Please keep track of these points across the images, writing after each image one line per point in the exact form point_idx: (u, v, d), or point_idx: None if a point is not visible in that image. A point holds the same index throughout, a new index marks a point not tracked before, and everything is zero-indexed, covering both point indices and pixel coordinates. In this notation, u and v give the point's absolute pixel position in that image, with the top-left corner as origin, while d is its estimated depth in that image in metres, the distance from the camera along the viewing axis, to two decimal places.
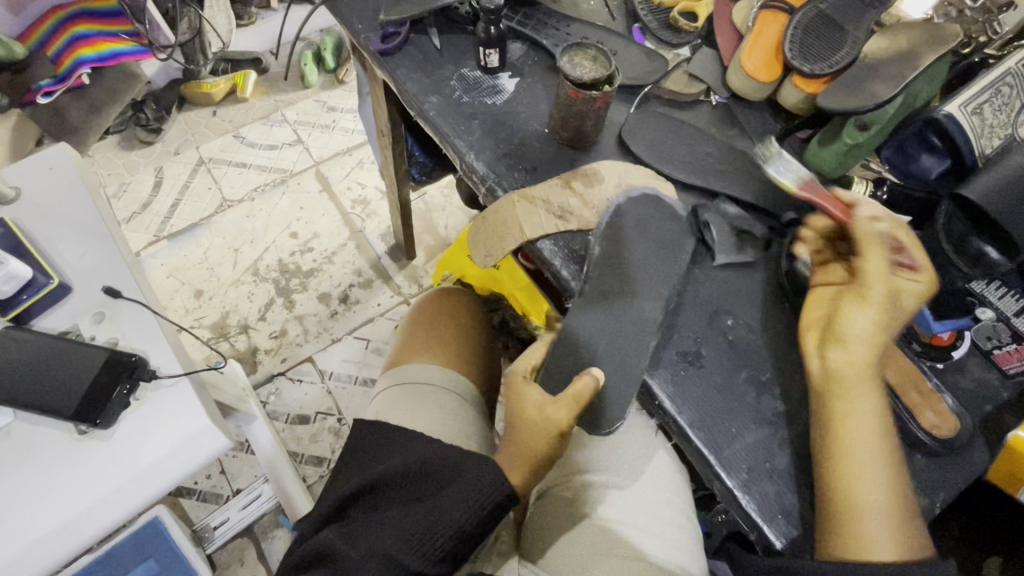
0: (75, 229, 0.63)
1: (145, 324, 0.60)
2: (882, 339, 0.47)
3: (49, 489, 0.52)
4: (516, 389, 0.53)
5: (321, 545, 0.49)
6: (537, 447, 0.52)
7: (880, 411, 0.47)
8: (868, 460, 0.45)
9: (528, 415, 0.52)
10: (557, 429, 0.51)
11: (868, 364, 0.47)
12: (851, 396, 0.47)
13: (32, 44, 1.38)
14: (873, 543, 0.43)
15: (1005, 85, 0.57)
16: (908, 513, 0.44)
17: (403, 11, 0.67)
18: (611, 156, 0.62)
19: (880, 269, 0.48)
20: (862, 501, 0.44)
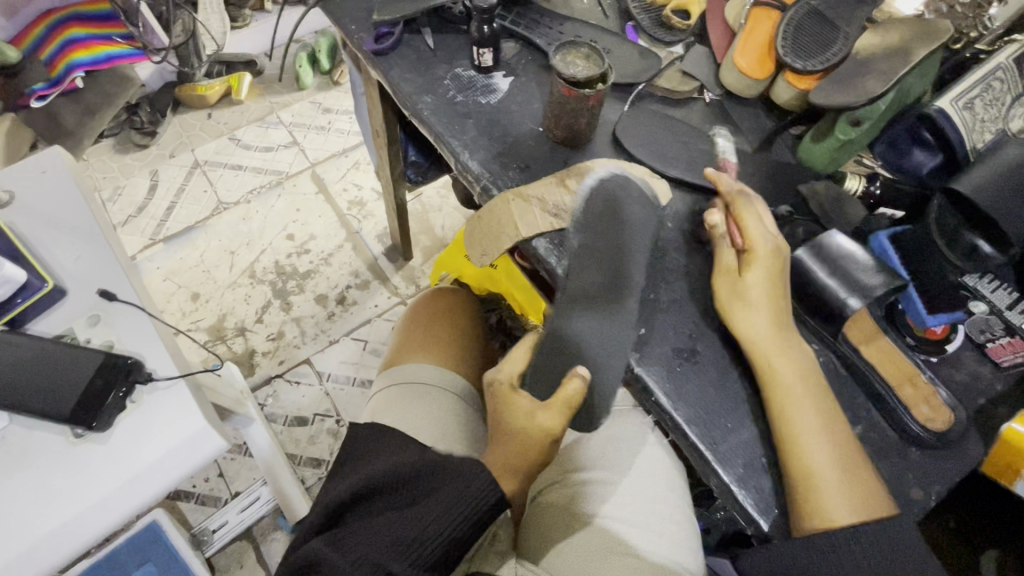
0: (70, 232, 0.62)
1: (141, 326, 0.60)
2: (745, 318, 0.49)
3: (44, 494, 0.52)
4: (505, 398, 0.53)
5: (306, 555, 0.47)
6: (529, 453, 0.52)
7: (811, 379, 0.48)
8: (808, 426, 0.46)
9: (519, 421, 0.52)
10: (550, 434, 0.51)
11: (771, 341, 0.49)
12: (777, 363, 0.48)
13: (25, 48, 1.35)
14: (831, 510, 0.44)
15: (996, 80, 0.58)
16: (862, 476, 0.45)
17: (396, 11, 0.67)
18: (605, 154, 0.62)
19: (718, 266, 0.53)
20: (813, 468, 0.45)
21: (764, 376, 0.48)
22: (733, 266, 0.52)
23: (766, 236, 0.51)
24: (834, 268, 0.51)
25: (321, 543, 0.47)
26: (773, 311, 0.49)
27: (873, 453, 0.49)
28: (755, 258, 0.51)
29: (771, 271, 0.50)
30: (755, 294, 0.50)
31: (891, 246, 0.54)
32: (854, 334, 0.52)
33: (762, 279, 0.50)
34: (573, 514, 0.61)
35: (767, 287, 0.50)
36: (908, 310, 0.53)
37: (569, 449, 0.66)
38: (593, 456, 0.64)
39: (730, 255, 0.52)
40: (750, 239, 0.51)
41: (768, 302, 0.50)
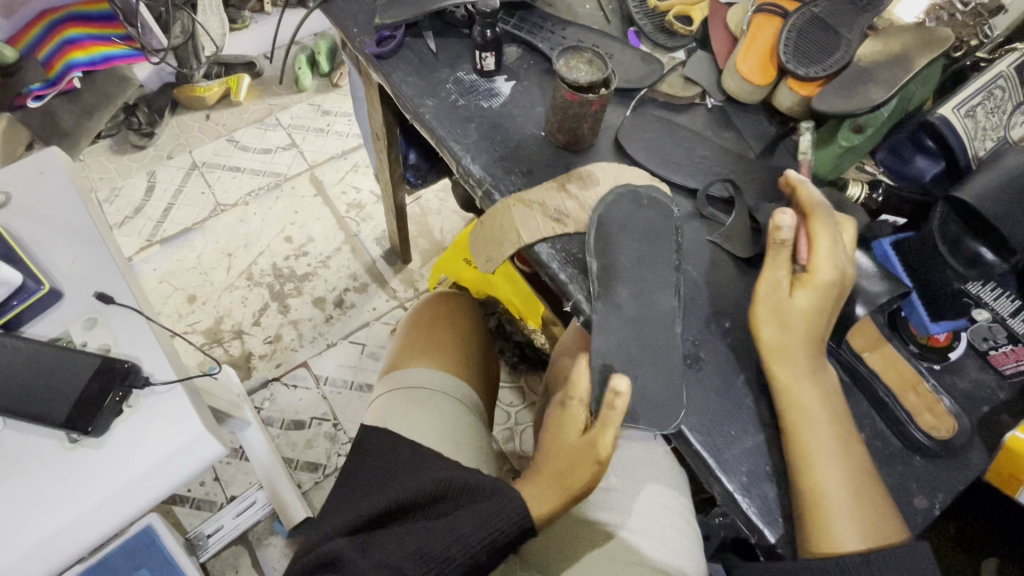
0: (67, 235, 0.62)
1: (138, 330, 0.59)
2: (775, 341, 0.48)
3: (39, 501, 0.51)
4: (563, 414, 0.51)
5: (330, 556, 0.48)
6: (577, 472, 0.50)
7: (830, 405, 0.47)
8: (823, 450, 0.46)
9: (563, 442, 0.51)
10: (596, 457, 0.49)
11: (802, 356, 0.48)
12: (796, 390, 0.47)
13: (21, 48, 1.33)
14: (836, 533, 0.44)
15: (998, 89, 0.57)
16: (874, 503, 0.45)
17: (398, 14, 0.67)
18: (607, 159, 0.62)
19: (765, 279, 0.50)
20: (826, 492, 0.44)
21: (782, 401, 0.47)
22: (787, 282, 0.49)
23: (834, 262, 0.48)
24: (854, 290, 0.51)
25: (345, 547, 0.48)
26: (808, 334, 0.48)
27: (877, 461, 0.48)
28: (815, 284, 0.48)
29: (827, 296, 0.48)
30: (795, 312, 0.48)
31: (894, 253, 0.54)
32: (859, 342, 0.52)
33: (809, 306, 0.48)
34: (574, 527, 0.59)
35: (816, 315, 0.48)
36: (910, 318, 0.54)
37: None
38: None
39: (785, 273, 0.49)
40: (814, 261, 0.48)
41: (807, 329, 0.48)
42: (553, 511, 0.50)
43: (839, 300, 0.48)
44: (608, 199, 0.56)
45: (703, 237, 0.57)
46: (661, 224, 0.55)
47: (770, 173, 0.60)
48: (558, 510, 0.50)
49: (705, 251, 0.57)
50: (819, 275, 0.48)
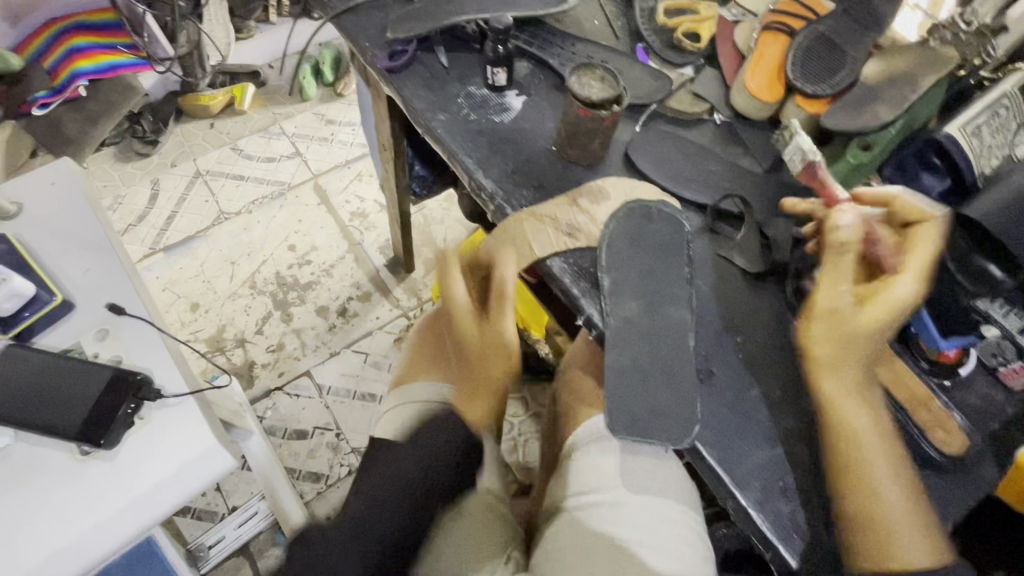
0: (78, 245, 0.63)
1: (148, 341, 0.59)
2: (832, 357, 0.48)
3: (47, 514, 0.51)
4: (462, 328, 0.61)
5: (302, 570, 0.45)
6: (493, 370, 0.61)
7: (877, 423, 0.47)
8: (881, 470, 0.45)
9: (472, 344, 0.62)
10: (507, 347, 0.60)
11: (857, 372, 0.48)
12: (843, 410, 0.47)
13: (30, 56, 1.39)
14: (902, 555, 0.43)
15: (1002, 108, 0.58)
16: (927, 523, 0.45)
17: (410, 29, 0.68)
18: (618, 174, 0.63)
19: (831, 287, 0.50)
20: (882, 513, 0.44)
21: (829, 421, 0.47)
22: (849, 297, 0.49)
23: (916, 284, 0.48)
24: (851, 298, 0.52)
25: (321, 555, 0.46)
26: (862, 353, 0.48)
27: None
28: (877, 302, 0.48)
29: (897, 315, 0.48)
30: (861, 328, 0.48)
31: None
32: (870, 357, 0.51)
33: (875, 323, 0.48)
34: (585, 535, 0.58)
35: (879, 333, 0.48)
36: (920, 335, 0.53)
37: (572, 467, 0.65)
38: (603, 475, 0.62)
39: (849, 287, 0.49)
40: (897, 279, 0.49)
41: (864, 348, 0.48)
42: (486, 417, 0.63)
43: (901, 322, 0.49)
44: (619, 214, 0.56)
45: (715, 252, 0.58)
46: (673, 238, 0.56)
47: (779, 189, 0.61)
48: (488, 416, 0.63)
49: (715, 266, 0.57)
50: (898, 292, 0.48)
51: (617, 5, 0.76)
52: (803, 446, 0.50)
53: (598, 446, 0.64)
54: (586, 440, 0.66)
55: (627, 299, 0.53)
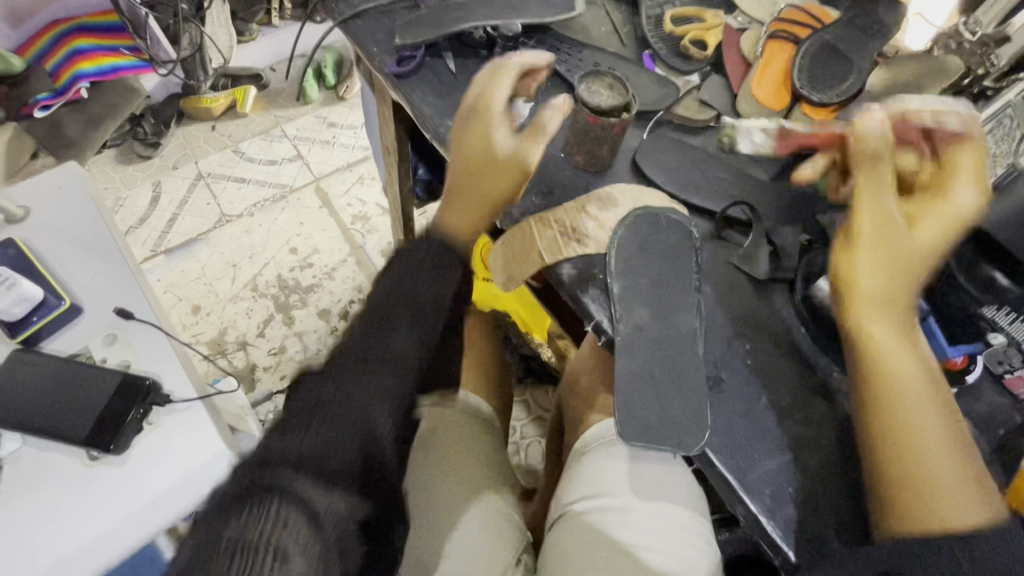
0: (83, 249, 0.63)
1: (157, 346, 0.59)
2: (874, 286, 0.48)
3: (56, 519, 0.51)
4: (482, 132, 0.60)
5: (259, 496, 0.38)
6: (506, 179, 0.60)
7: (928, 375, 0.46)
8: (929, 423, 0.44)
9: (490, 150, 0.60)
10: (523, 169, 0.60)
11: (900, 301, 0.48)
12: (888, 355, 0.46)
13: (31, 56, 1.38)
14: (951, 515, 0.43)
15: (1006, 118, 0.58)
16: (973, 479, 0.44)
17: (418, 36, 0.69)
18: (625, 180, 0.63)
19: (877, 207, 0.49)
20: (932, 478, 0.43)
21: (878, 376, 0.46)
22: (901, 220, 0.48)
23: (967, 197, 0.48)
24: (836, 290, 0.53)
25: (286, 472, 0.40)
26: (908, 283, 0.48)
27: None
28: (932, 220, 0.48)
29: (945, 232, 0.48)
30: (910, 252, 0.48)
31: None
32: None
33: (923, 243, 0.48)
34: (595, 535, 0.58)
35: (935, 247, 0.48)
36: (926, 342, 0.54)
37: (579, 473, 0.65)
38: (611, 480, 0.62)
39: (894, 205, 0.49)
40: (945, 195, 0.48)
41: (913, 271, 0.48)
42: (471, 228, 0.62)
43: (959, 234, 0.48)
44: (626, 220, 0.56)
45: (723, 259, 0.58)
46: (681, 245, 0.56)
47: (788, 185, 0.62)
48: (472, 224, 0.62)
49: (724, 272, 0.57)
50: (946, 208, 0.48)
51: (624, 12, 0.76)
52: (813, 453, 0.50)
53: (608, 451, 0.65)
54: (593, 443, 0.67)
55: (639, 305, 0.53)
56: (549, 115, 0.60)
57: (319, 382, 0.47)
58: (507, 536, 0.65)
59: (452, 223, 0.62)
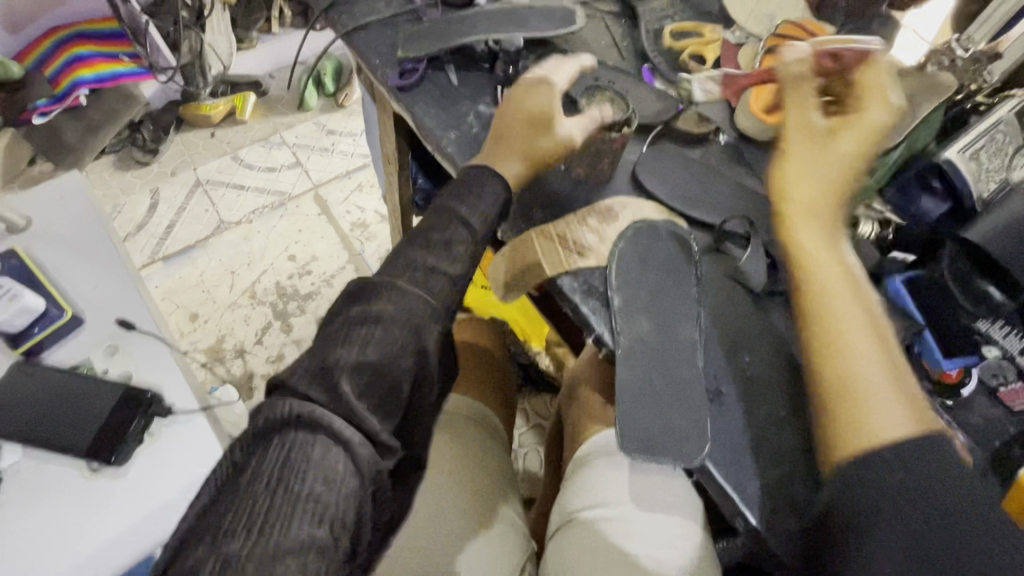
0: (85, 259, 0.68)
1: (156, 356, 0.66)
2: (804, 192, 0.50)
3: (67, 528, 0.57)
4: (526, 95, 0.61)
5: (301, 433, 0.39)
6: (549, 141, 0.59)
7: (854, 277, 0.48)
8: (854, 326, 0.45)
9: (534, 110, 0.60)
10: (569, 140, 0.60)
11: (827, 207, 0.50)
12: (813, 260, 0.49)
13: (30, 63, 1.39)
14: (879, 421, 0.42)
15: (999, 133, 0.59)
16: (904, 384, 0.44)
17: (420, 48, 0.69)
18: (625, 193, 0.63)
19: (801, 120, 0.53)
20: (858, 373, 0.44)
21: (804, 275, 0.48)
22: (820, 126, 0.53)
23: (882, 108, 0.51)
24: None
25: (326, 407, 0.40)
26: (830, 193, 0.50)
27: None
28: (849, 124, 0.52)
29: (866, 140, 0.51)
30: (833, 157, 0.51)
31: (906, 290, 0.56)
32: None
33: (848, 148, 0.51)
34: (599, 542, 0.58)
35: (857, 154, 0.51)
36: (924, 355, 0.54)
37: (580, 484, 0.65)
38: (611, 492, 0.62)
39: (819, 117, 0.53)
40: (862, 107, 0.52)
41: (837, 177, 0.51)
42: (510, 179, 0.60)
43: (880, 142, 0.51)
44: (625, 233, 0.57)
45: (722, 271, 0.59)
46: (681, 257, 0.57)
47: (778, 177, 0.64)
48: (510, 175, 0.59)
49: (723, 285, 0.58)
50: (865, 117, 0.51)
51: (624, 27, 0.77)
52: (813, 465, 0.50)
53: (608, 460, 0.65)
54: (594, 454, 0.67)
55: (642, 319, 0.54)
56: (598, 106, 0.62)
57: (366, 305, 0.47)
58: (516, 550, 0.66)
59: (494, 168, 0.59)
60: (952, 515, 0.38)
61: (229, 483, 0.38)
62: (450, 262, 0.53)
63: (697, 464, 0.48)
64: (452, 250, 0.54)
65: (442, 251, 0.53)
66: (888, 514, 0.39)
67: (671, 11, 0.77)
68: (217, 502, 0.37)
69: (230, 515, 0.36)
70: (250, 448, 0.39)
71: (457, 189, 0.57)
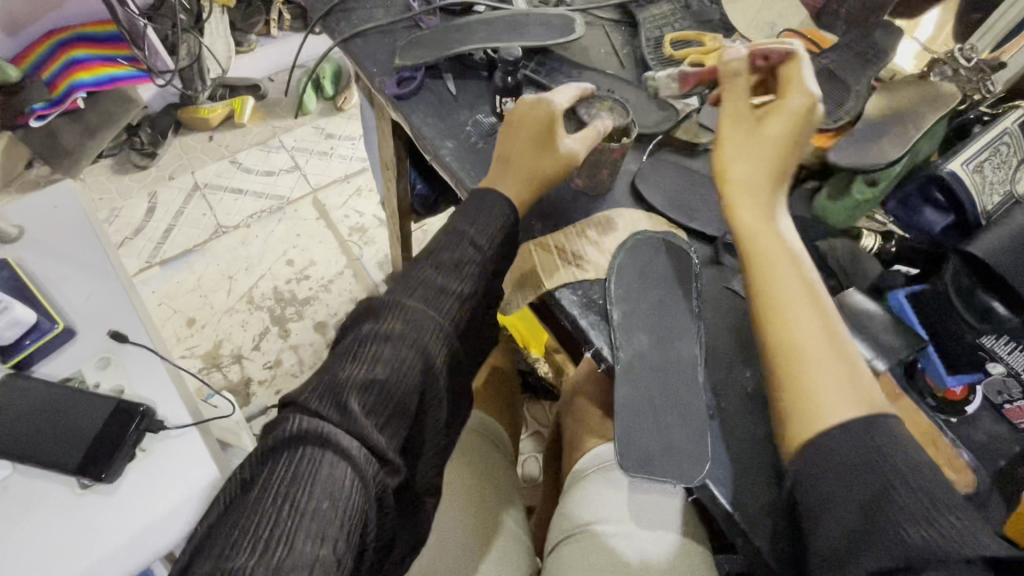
0: (80, 269, 0.64)
1: (151, 369, 0.60)
2: (743, 173, 0.51)
3: (46, 550, 0.51)
4: (526, 116, 0.59)
5: (310, 449, 0.38)
6: (552, 163, 0.58)
7: (797, 256, 0.48)
8: (795, 300, 0.45)
9: (533, 133, 0.58)
10: (572, 160, 0.58)
11: (766, 187, 0.50)
12: (758, 236, 0.49)
13: (26, 66, 1.36)
14: (822, 396, 0.41)
15: (1003, 145, 0.58)
16: (850, 362, 0.43)
17: (418, 57, 0.69)
18: (625, 205, 0.63)
19: (735, 110, 0.53)
20: (798, 348, 0.43)
21: (748, 256, 0.49)
22: (753, 110, 0.52)
23: (804, 93, 0.51)
24: (841, 310, 0.53)
25: (338, 425, 0.40)
26: (769, 173, 0.50)
27: None
28: (779, 107, 0.51)
29: (795, 125, 0.50)
30: (766, 142, 0.50)
31: (909, 303, 0.56)
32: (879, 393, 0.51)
33: (779, 133, 0.50)
34: (596, 551, 0.58)
35: (786, 138, 0.50)
36: (927, 370, 0.55)
37: (578, 499, 0.64)
38: (609, 508, 0.61)
39: (749, 107, 0.53)
40: (785, 95, 0.51)
41: (773, 159, 0.50)
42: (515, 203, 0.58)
43: (810, 124, 0.51)
44: (625, 246, 0.56)
45: (723, 285, 0.58)
46: (682, 269, 0.56)
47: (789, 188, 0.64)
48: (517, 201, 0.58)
49: (723, 299, 0.57)
50: (788, 105, 0.51)
51: (623, 35, 0.77)
52: None
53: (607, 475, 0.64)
54: (592, 468, 0.67)
55: (643, 335, 0.53)
56: (597, 120, 0.60)
57: (377, 323, 0.47)
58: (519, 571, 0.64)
59: (495, 188, 0.57)
60: (891, 488, 0.37)
61: (237, 500, 0.38)
62: (458, 279, 0.51)
63: (697, 481, 0.47)
64: (463, 269, 0.52)
65: (451, 267, 0.52)
66: (832, 492, 0.38)
67: (671, 19, 0.77)
68: (224, 518, 0.36)
69: (237, 530, 0.35)
70: (258, 467, 0.38)
71: (466, 209, 0.56)
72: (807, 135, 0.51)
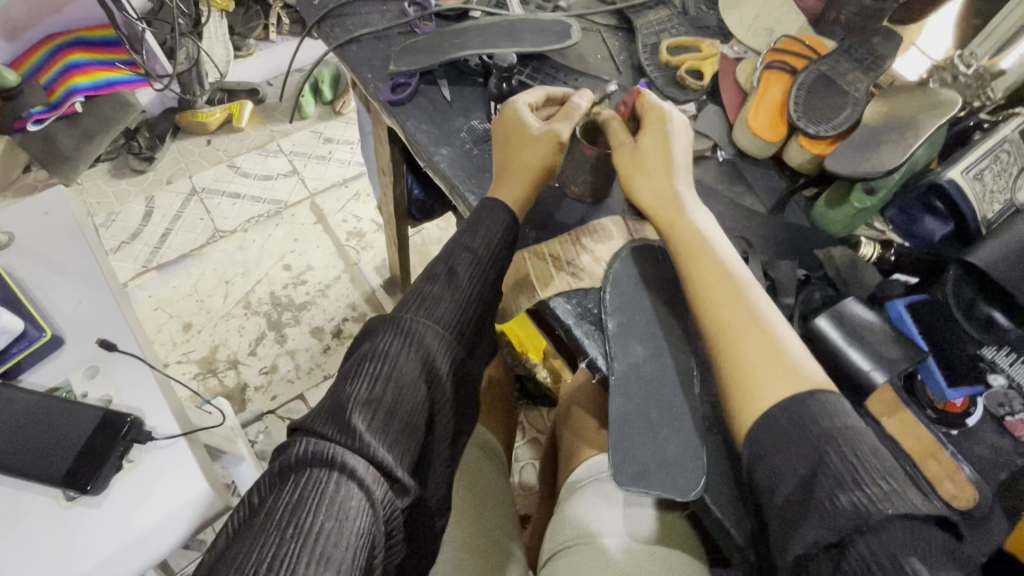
0: (71, 277, 0.63)
1: (140, 378, 0.60)
2: (645, 181, 0.56)
3: (35, 565, 0.50)
4: (503, 120, 0.60)
5: (315, 470, 0.37)
6: (540, 148, 0.58)
7: (719, 247, 0.52)
8: (716, 280, 0.49)
9: (513, 131, 0.59)
10: (556, 138, 0.58)
11: (667, 189, 0.56)
12: (679, 229, 0.54)
13: (25, 71, 1.37)
14: (754, 371, 0.43)
15: (1003, 153, 0.57)
16: (772, 332, 0.46)
17: (413, 63, 0.68)
18: (620, 212, 0.62)
19: (615, 143, 0.59)
20: (726, 320, 0.47)
21: (680, 253, 0.53)
22: (629, 135, 0.59)
23: (660, 109, 0.59)
24: (840, 322, 0.52)
25: (345, 445, 0.39)
26: (668, 175, 0.56)
27: None
28: (646, 124, 0.58)
29: (664, 133, 0.57)
30: (650, 153, 0.57)
31: (908, 313, 0.54)
32: (875, 407, 0.51)
33: (656, 143, 0.57)
34: (592, 560, 0.57)
35: (661, 145, 0.57)
36: (927, 382, 0.53)
37: (573, 511, 0.64)
38: (602, 520, 0.60)
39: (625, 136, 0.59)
40: (646, 116, 0.59)
41: (662, 164, 0.57)
42: (518, 203, 0.57)
43: (675, 127, 0.58)
44: (623, 257, 0.54)
45: None
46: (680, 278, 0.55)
47: (784, 197, 0.65)
48: (521, 200, 0.57)
49: None
50: (649, 123, 0.58)
51: (620, 41, 0.77)
52: None
53: (601, 489, 0.65)
54: (588, 479, 0.68)
55: (640, 347, 0.51)
56: (579, 95, 0.61)
57: (372, 342, 0.46)
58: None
59: (498, 196, 0.57)
60: (824, 457, 0.38)
61: (244, 525, 0.36)
62: (456, 290, 0.51)
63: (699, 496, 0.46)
64: (457, 277, 0.51)
65: (445, 277, 0.51)
66: (775, 468, 0.39)
67: (668, 24, 0.76)
68: (228, 545, 0.35)
69: (239, 556, 0.34)
70: (267, 491, 0.38)
71: (467, 224, 0.55)
72: (680, 141, 0.58)
